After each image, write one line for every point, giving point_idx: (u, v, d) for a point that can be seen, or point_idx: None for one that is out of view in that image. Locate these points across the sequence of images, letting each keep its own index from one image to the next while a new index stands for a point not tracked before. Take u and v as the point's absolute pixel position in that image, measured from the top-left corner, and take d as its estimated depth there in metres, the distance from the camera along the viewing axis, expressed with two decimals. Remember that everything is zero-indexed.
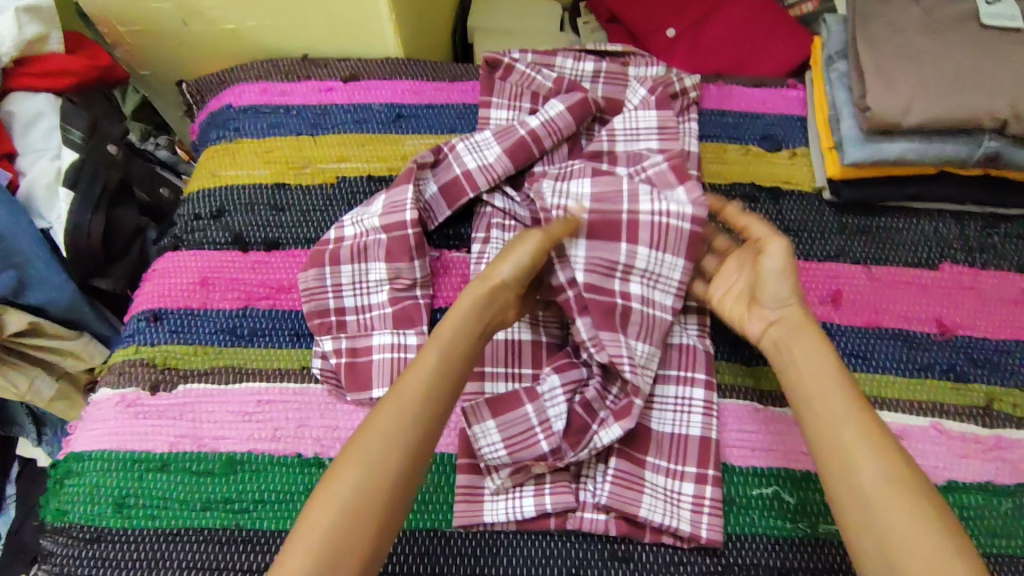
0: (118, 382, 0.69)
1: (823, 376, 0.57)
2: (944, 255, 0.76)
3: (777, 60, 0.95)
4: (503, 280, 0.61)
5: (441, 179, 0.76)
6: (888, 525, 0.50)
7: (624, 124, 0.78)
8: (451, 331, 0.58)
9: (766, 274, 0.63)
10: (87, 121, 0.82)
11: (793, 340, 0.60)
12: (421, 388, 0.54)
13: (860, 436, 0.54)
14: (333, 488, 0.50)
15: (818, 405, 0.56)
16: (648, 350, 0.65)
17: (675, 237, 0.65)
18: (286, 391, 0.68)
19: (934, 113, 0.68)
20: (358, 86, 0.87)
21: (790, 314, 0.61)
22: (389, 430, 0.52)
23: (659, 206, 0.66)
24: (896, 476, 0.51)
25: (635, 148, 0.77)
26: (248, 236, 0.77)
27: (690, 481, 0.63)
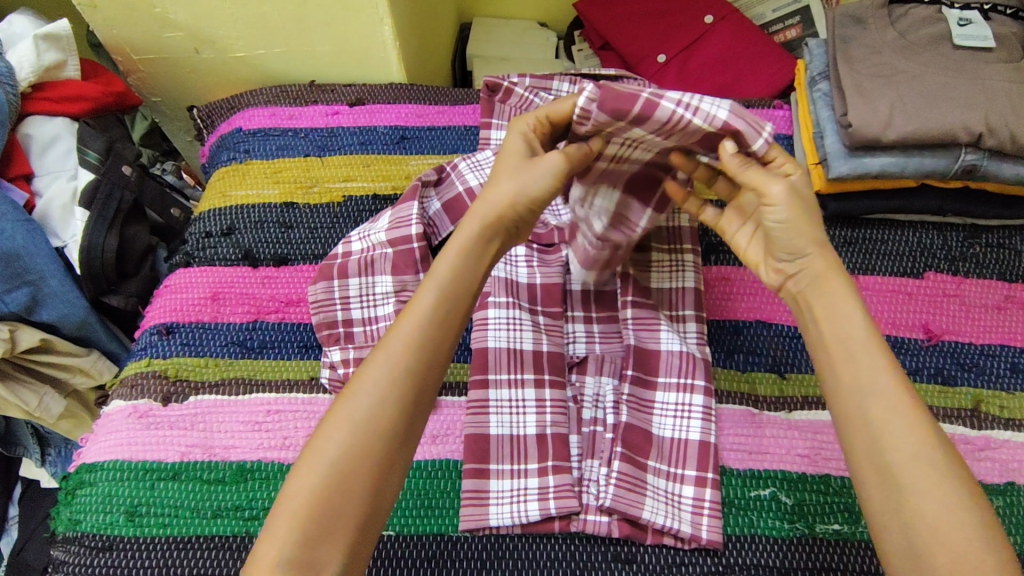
0: (130, 393, 0.71)
1: (850, 338, 0.53)
2: (928, 264, 0.79)
3: (763, 81, 0.99)
4: (504, 196, 0.57)
5: (445, 197, 0.80)
6: (911, 494, 0.47)
7: None
8: (449, 270, 0.56)
9: (783, 232, 0.56)
10: (103, 144, 0.85)
11: (818, 299, 0.55)
12: (420, 329, 0.53)
13: (887, 405, 0.50)
14: (311, 461, 0.49)
15: (844, 368, 0.53)
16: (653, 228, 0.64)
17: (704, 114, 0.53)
18: (295, 401, 0.70)
19: (913, 128, 0.72)
20: (364, 110, 0.91)
21: (815, 265, 0.56)
22: (378, 380, 0.51)
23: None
24: (921, 443, 0.49)
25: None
26: (258, 252, 0.80)
27: (691, 484, 0.65)
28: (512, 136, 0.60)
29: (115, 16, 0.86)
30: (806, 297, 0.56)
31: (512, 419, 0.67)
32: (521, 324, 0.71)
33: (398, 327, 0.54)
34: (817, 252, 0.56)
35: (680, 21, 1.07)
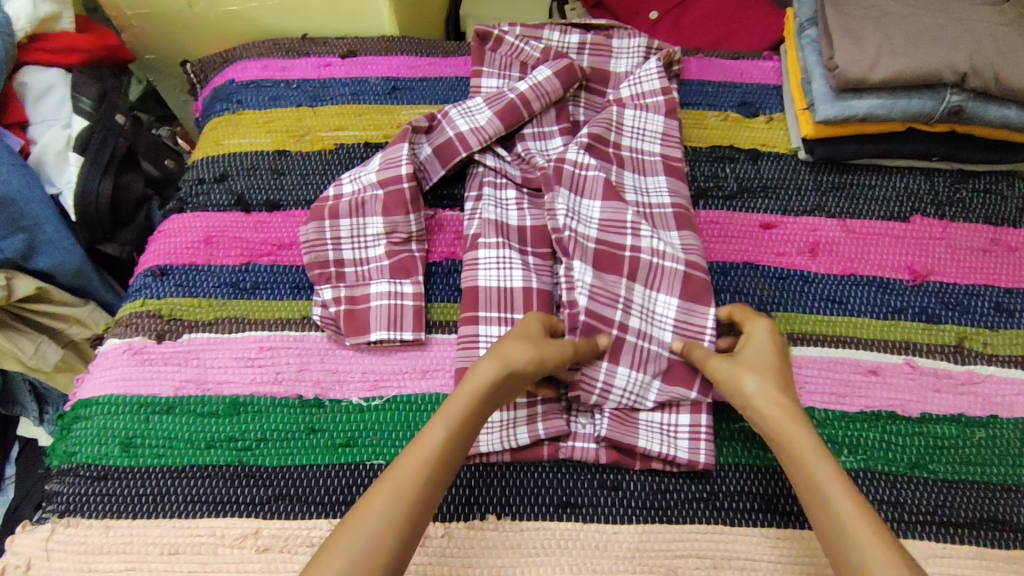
0: (124, 332, 0.72)
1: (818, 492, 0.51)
2: (915, 208, 0.80)
3: (755, 35, 1.00)
4: (522, 362, 0.58)
5: (435, 141, 0.80)
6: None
7: (633, 120, 0.80)
8: (462, 411, 0.55)
9: (728, 378, 0.59)
10: (96, 91, 0.86)
11: (783, 449, 0.54)
12: (433, 467, 0.51)
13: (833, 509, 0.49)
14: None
15: (821, 521, 0.50)
16: (661, 298, 0.69)
17: (670, 275, 0.69)
18: (288, 338, 0.71)
19: (899, 68, 0.72)
20: (355, 62, 0.92)
21: (762, 403, 0.56)
22: (388, 512, 0.48)
23: (642, 199, 0.75)
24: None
25: (641, 149, 0.79)
26: (251, 198, 0.80)
27: (686, 413, 0.65)
28: (531, 318, 0.63)
29: None
30: (774, 446, 0.56)
31: None
32: (511, 264, 0.72)
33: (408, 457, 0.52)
34: (762, 395, 0.56)
35: None
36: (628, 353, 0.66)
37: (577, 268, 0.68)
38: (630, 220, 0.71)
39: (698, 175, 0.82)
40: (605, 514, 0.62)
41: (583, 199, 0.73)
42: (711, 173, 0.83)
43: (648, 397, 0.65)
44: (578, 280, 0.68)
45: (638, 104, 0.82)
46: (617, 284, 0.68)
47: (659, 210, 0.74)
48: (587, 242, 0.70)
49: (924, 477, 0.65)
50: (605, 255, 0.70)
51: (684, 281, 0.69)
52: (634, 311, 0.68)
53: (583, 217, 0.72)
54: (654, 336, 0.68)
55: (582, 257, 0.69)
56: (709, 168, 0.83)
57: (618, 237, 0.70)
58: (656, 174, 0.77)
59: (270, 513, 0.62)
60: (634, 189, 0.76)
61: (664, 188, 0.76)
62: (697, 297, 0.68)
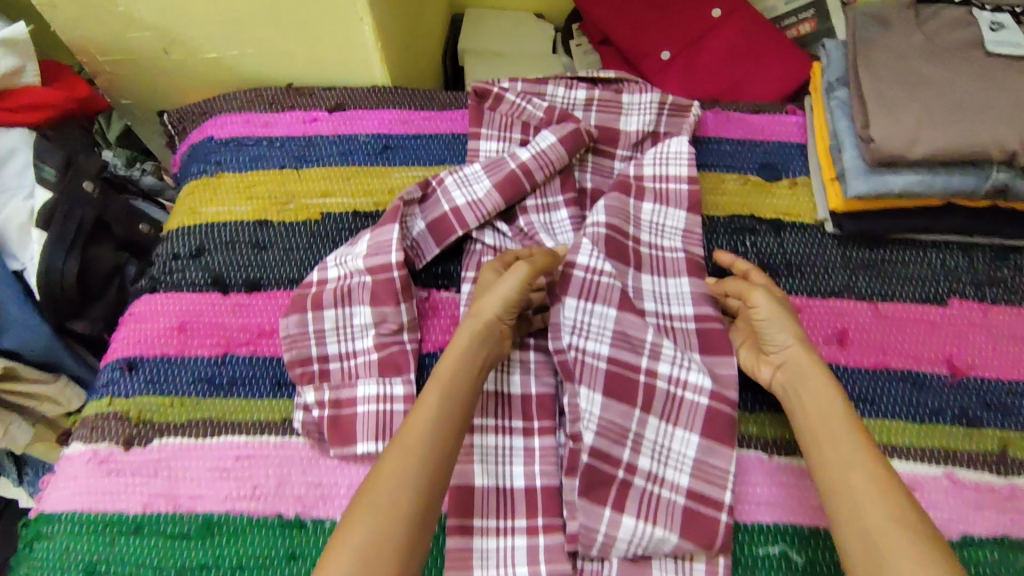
0: (90, 436, 0.66)
1: (833, 432, 0.56)
2: (952, 289, 0.73)
3: (773, 81, 0.92)
4: (490, 308, 0.61)
5: (429, 216, 0.74)
6: (891, 558, 0.47)
7: (652, 216, 0.75)
8: (451, 370, 0.58)
9: (767, 320, 0.63)
10: (62, 157, 0.76)
11: (802, 388, 0.60)
12: (447, 431, 0.54)
13: (860, 468, 0.53)
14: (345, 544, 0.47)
15: (824, 447, 0.56)
16: (681, 435, 0.63)
17: (690, 410, 0.64)
18: (267, 445, 0.65)
19: (940, 144, 0.65)
20: (343, 116, 0.85)
21: (795, 353, 0.61)
22: (415, 461, 0.52)
23: (661, 308, 0.70)
24: (901, 514, 0.50)
25: (661, 246, 0.73)
26: (228, 277, 0.74)
27: (701, 560, 0.59)
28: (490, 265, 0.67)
29: (73, 13, 0.80)
30: (794, 387, 0.60)
31: (500, 469, 0.62)
32: (508, 367, 0.66)
33: (416, 414, 0.55)
34: (796, 342, 0.62)
35: (686, 14, 0.99)
36: (634, 500, 0.61)
37: (584, 396, 0.63)
38: (649, 340, 0.65)
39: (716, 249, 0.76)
40: None
41: (595, 306, 0.66)
42: (730, 247, 0.76)
43: (663, 549, 0.59)
44: (583, 411, 0.63)
45: (659, 189, 0.76)
46: (629, 417, 0.63)
47: (681, 323, 0.69)
48: (597, 363, 0.64)
49: None
50: (616, 379, 0.64)
51: (706, 419, 0.63)
52: (645, 449, 0.63)
53: (594, 331, 0.66)
54: (667, 478, 0.62)
55: (590, 381, 0.63)
56: (728, 242, 0.76)
57: (632, 358, 0.65)
58: (678, 273, 0.72)
59: None
60: (653, 295, 0.70)
61: (688, 308, 0.70)
62: (719, 438, 0.63)
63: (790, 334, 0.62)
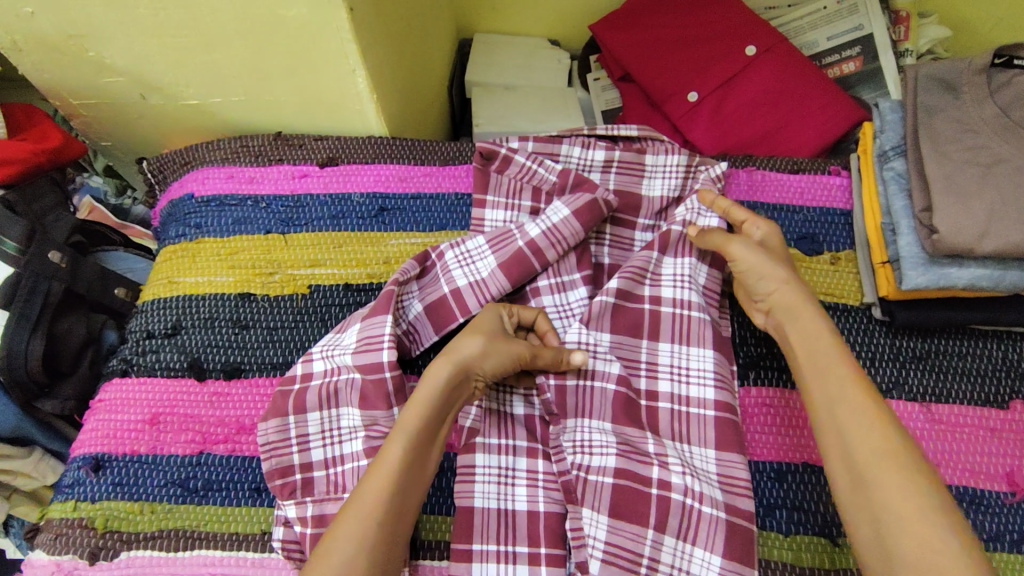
0: (53, 546, 0.60)
1: (825, 365, 0.54)
2: (1014, 389, 0.65)
3: (814, 130, 0.83)
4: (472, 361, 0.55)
5: (427, 297, 0.67)
6: (875, 486, 0.46)
7: (673, 269, 0.67)
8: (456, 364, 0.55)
9: (750, 269, 0.60)
10: (24, 228, 0.70)
11: (791, 328, 0.57)
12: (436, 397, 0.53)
13: (851, 408, 0.50)
14: (349, 521, 0.46)
15: (817, 388, 0.53)
16: (704, 555, 0.55)
17: (710, 526, 0.56)
18: (243, 563, 0.58)
19: (1015, 239, 0.56)
20: (336, 173, 0.77)
21: (786, 296, 0.58)
22: (406, 433, 0.51)
23: (678, 389, 0.63)
24: (888, 441, 0.48)
25: (687, 303, 0.66)
26: (206, 361, 0.67)
27: None
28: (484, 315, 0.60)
29: (41, 59, 0.72)
30: (784, 324, 0.58)
31: None
32: (513, 478, 0.59)
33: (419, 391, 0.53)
34: (781, 287, 0.59)
35: (716, 51, 0.89)
36: None
37: (586, 520, 0.57)
38: (651, 449, 0.59)
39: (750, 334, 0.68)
40: None
41: (591, 420, 0.61)
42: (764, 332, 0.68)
43: None
44: (588, 537, 0.56)
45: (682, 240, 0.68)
46: (640, 538, 0.56)
47: (698, 410, 0.62)
48: (602, 479, 0.58)
49: None
50: (626, 495, 0.57)
51: (728, 536, 0.55)
52: (661, 572, 0.55)
53: (597, 446, 0.59)
54: None
55: (593, 502, 0.57)
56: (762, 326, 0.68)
57: (642, 468, 0.58)
58: (703, 343, 0.64)
59: None
60: (670, 373, 0.64)
61: (708, 390, 0.62)
62: (743, 560, 0.54)
63: (775, 280, 0.59)
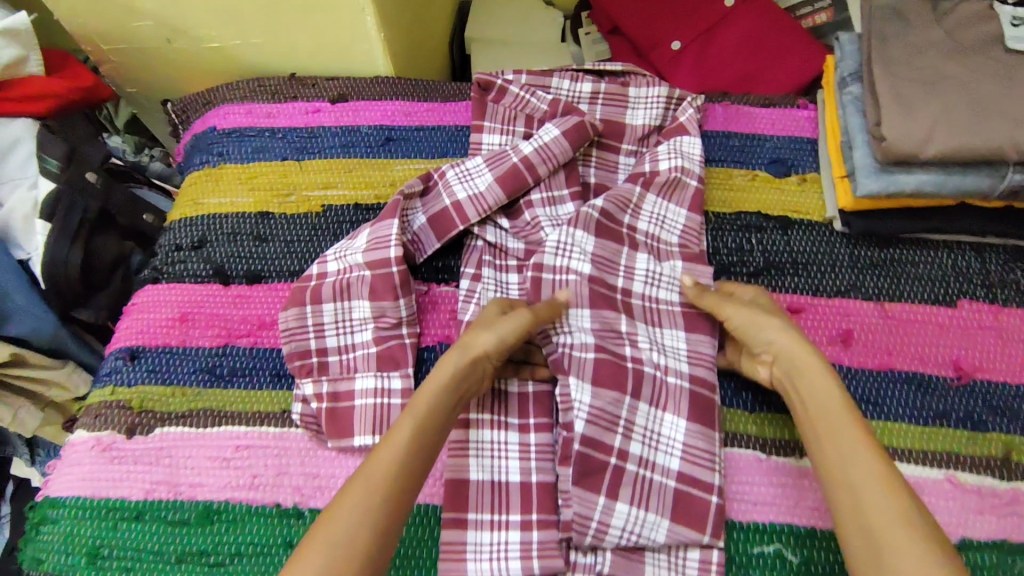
0: (93, 424, 0.67)
1: (835, 427, 0.54)
2: (962, 291, 0.72)
3: (786, 73, 0.91)
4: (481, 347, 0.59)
5: (430, 210, 0.73)
6: (896, 560, 0.46)
7: (653, 207, 0.73)
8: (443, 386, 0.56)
9: (749, 324, 0.62)
10: (65, 150, 0.77)
11: (801, 378, 0.57)
12: (449, 384, 0.56)
13: (867, 475, 0.50)
14: (358, 490, 0.49)
15: (827, 443, 0.54)
16: (672, 419, 0.64)
17: (676, 396, 0.64)
18: (266, 436, 0.65)
19: (954, 144, 0.63)
20: (346, 108, 0.84)
21: (786, 345, 0.59)
22: (416, 418, 0.54)
23: (648, 291, 0.70)
24: (903, 509, 0.48)
25: (658, 238, 0.73)
26: (230, 269, 0.74)
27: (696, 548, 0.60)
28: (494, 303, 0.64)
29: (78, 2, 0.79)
30: (791, 376, 0.58)
31: (495, 463, 0.62)
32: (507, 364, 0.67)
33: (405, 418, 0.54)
34: (782, 338, 0.59)
35: (697, 3, 0.97)
36: (628, 487, 0.61)
37: (574, 387, 0.63)
38: (624, 329, 0.67)
39: (721, 247, 0.75)
40: None
41: (570, 305, 0.66)
42: (735, 244, 0.75)
43: (656, 537, 0.60)
44: (574, 401, 0.62)
45: (671, 180, 0.74)
46: (617, 403, 0.63)
47: (668, 308, 0.69)
48: (585, 354, 0.64)
49: None
50: (604, 370, 0.64)
51: (691, 402, 0.64)
52: (635, 433, 0.63)
53: (574, 325, 0.66)
54: (657, 462, 0.63)
55: (578, 373, 0.63)
56: (733, 239, 0.75)
57: (617, 347, 0.66)
58: (672, 258, 0.72)
59: None
60: (644, 276, 0.70)
61: (674, 296, 0.70)
62: (703, 420, 0.63)
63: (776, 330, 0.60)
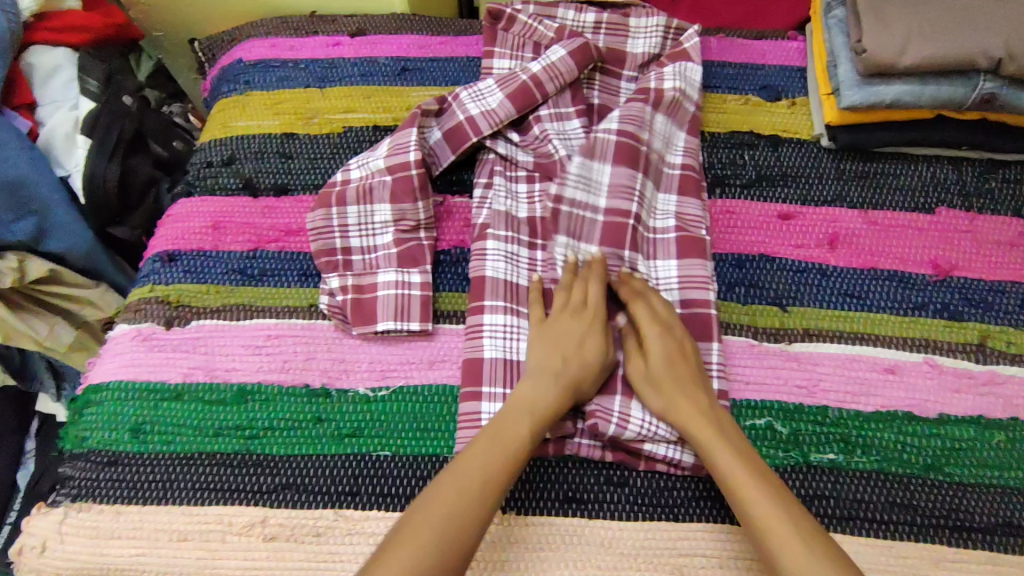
0: (133, 317, 0.72)
1: (723, 470, 0.56)
2: (941, 199, 0.77)
3: (777, 12, 0.96)
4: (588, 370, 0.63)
5: (445, 126, 0.78)
6: None
7: (662, 127, 0.77)
8: (546, 410, 0.60)
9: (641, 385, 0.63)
10: (102, 73, 0.85)
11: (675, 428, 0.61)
12: (557, 403, 0.61)
13: (762, 512, 0.53)
14: (468, 492, 0.54)
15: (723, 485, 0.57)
16: None
17: None
18: (295, 326, 0.70)
19: (930, 52, 0.69)
20: (364, 41, 0.89)
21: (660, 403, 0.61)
22: (530, 425, 0.59)
23: (647, 217, 0.74)
24: (798, 548, 0.50)
25: (663, 158, 0.77)
26: (258, 182, 0.79)
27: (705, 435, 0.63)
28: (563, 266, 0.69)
29: None
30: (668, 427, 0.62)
31: (507, 344, 0.67)
32: (519, 261, 0.71)
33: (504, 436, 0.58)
34: (664, 396, 0.62)
35: None
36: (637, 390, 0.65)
37: None
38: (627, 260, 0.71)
39: (716, 162, 0.80)
40: (611, 510, 0.62)
41: (580, 243, 0.72)
42: (729, 159, 0.80)
43: (671, 430, 0.62)
44: None
45: (674, 101, 0.78)
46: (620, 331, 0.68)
47: (662, 235, 0.73)
48: None
49: (940, 480, 0.63)
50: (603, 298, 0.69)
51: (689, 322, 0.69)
52: (636, 350, 0.67)
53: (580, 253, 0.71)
54: None
55: None
56: (728, 154, 0.80)
57: (616, 276, 0.70)
58: (668, 190, 0.76)
59: (276, 502, 0.62)
60: (645, 203, 0.74)
61: (670, 221, 0.74)
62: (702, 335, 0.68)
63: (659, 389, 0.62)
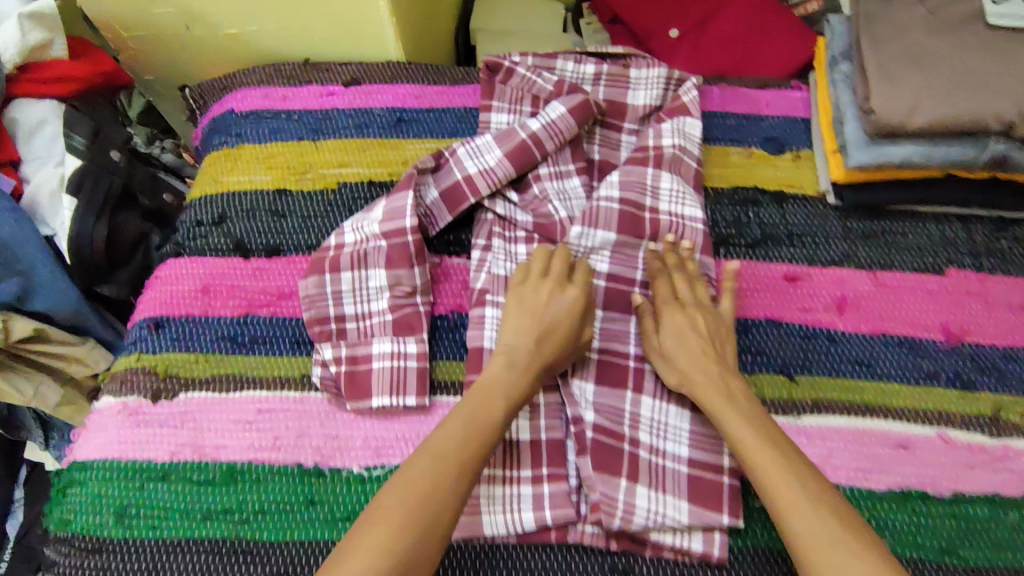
0: (119, 390, 0.69)
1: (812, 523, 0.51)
2: (950, 260, 0.75)
3: (781, 58, 0.94)
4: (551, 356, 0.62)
5: (442, 185, 0.76)
6: None
7: (670, 184, 0.75)
8: (517, 389, 0.59)
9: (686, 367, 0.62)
10: (89, 128, 0.83)
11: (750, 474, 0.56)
12: (524, 387, 0.59)
13: None
14: (431, 473, 0.52)
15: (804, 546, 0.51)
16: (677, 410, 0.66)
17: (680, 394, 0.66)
18: (286, 399, 0.68)
19: (940, 114, 0.67)
20: (358, 91, 0.87)
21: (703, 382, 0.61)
22: (502, 402, 0.58)
23: None
24: None
25: (680, 214, 0.74)
26: (250, 242, 0.77)
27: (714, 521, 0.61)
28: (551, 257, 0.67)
29: None
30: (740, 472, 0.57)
31: None
32: None
33: (480, 411, 0.56)
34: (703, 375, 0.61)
35: None
36: (645, 471, 0.63)
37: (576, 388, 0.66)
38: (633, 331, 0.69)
39: (720, 220, 0.78)
40: None
41: None
42: (733, 217, 0.78)
43: (679, 517, 0.61)
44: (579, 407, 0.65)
45: (676, 156, 0.76)
46: (621, 399, 0.66)
47: None
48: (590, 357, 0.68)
49: (954, 564, 0.61)
50: (607, 369, 0.67)
51: None
52: (642, 424, 0.65)
53: None
54: (667, 450, 0.64)
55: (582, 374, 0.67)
56: (732, 212, 0.78)
57: (621, 348, 0.68)
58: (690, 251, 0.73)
59: None
60: None
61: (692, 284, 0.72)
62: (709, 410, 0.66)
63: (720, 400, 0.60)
